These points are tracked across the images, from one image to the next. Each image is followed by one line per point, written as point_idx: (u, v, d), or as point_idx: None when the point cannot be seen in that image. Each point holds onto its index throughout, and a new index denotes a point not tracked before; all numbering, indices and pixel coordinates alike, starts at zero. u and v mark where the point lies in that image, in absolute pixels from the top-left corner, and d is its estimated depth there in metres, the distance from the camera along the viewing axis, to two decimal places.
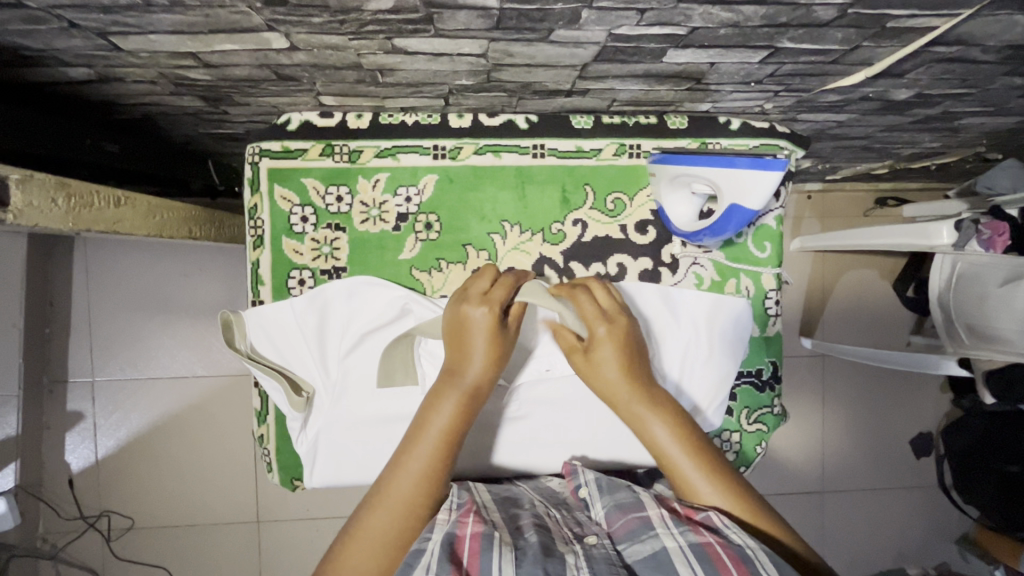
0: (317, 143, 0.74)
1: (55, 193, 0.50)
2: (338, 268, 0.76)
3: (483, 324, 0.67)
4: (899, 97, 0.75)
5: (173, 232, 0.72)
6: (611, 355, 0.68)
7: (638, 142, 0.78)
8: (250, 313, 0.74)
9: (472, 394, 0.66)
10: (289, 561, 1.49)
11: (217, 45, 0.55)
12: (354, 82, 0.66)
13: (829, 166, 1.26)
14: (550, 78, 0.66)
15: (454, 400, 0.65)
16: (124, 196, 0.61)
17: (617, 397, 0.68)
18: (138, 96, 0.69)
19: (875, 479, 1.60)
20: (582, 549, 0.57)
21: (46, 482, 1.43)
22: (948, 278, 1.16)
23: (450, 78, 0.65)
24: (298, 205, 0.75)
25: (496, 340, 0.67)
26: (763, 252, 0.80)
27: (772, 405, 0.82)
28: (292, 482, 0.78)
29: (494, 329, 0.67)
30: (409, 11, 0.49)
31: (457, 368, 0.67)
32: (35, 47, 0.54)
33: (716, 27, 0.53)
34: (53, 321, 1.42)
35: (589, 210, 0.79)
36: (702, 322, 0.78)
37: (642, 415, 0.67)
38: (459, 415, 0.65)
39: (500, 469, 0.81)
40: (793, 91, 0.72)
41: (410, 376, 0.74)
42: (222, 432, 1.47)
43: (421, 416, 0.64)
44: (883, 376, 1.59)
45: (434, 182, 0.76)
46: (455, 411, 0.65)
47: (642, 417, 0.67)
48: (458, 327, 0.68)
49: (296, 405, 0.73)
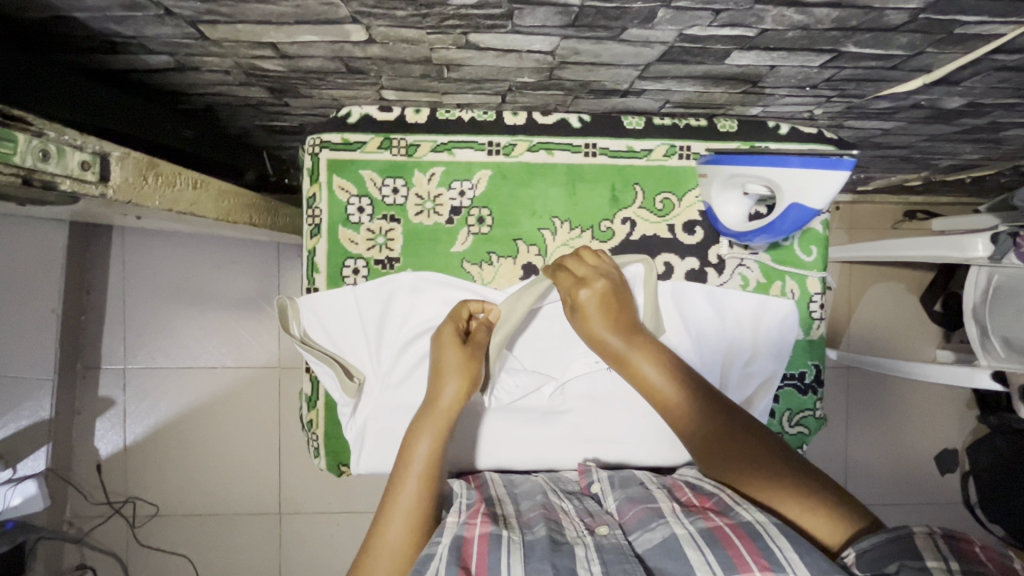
0: (376, 136, 0.76)
1: (147, 172, 0.52)
2: (391, 259, 0.78)
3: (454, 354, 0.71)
4: (950, 105, 0.76)
5: (236, 218, 0.74)
6: (598, 318, 0.72)
7: (688, 144, 0.79)
8: (305, 299, 0.76)
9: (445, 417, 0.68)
10: (309, 554, 1.49)
11: (298, 36, 0.57)
12: (419, 77, 0.68)
13: (864, 176, 1.27)
14: (610, 78, 0.67)
15: (433, 428, 0.67)
16: (200, 179, 0.63)
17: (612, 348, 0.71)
18: (207, 86, 0.71)
19: (897, 493, 1.58)
20: (592, 540, 0.58)
21: (75, 467, 1.45)
22: (984, 292, 1.17)
23: (513, 75, 0.67)
24: (355, 196, 0.77)
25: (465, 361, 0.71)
26: (809, 256, 0.81)
27: (814, 408, 0.82)
28: (338, 467, 0.79)
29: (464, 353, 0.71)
30: (493, 6, 0.51)
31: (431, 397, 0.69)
32: (125, 34, 0.57)
33: (786, 29, 0.54)
34: (88, 308, 1.45)
35: (638, 209, 0.80)
36: (764, 328, 0.79)
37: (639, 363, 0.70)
38: (439, 439, 0.66)
39: (538, 462, 0.82)
40: (845, 97, 0.73)
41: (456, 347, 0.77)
42: (248, 424, 1.48)
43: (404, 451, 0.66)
44: (909, 389, 1.58)
45: (488, 178, 0.78)
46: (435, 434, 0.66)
47: (638, 362, 0.70)
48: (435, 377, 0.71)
49: (348, 390, 0.75)
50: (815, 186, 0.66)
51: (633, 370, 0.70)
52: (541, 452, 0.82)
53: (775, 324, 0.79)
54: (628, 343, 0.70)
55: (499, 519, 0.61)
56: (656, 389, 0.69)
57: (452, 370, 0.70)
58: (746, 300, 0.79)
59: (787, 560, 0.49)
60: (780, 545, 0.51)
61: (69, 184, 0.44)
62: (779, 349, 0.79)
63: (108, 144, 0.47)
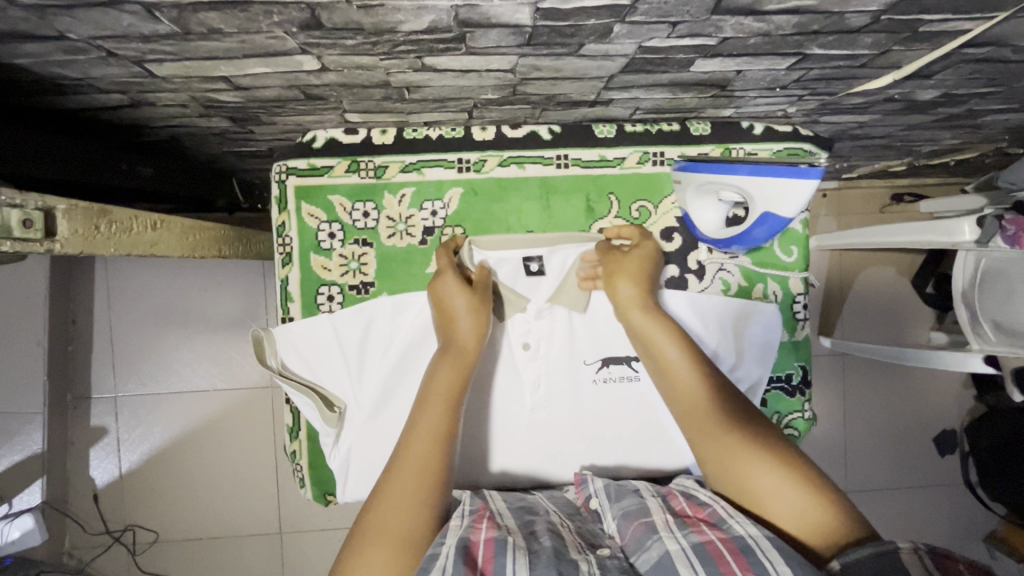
0: (343, 160, 0.75)
1: (98, 219, 0.50)
2: (366, 283, 0.76)
3: (450, 286, 0.71)
4: (924, 97, 0.75)
5: (205, 252, 0.72)
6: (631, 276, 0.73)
7: (661, 150, 0.77)
8: (279, 330, 0.74)
9: (464, 355, 0.69)
10: (313, 570, 1.49)
11: (250, 68, 0.56)
12: (381, 99, 0.66)
13: (847, 165, 1.26)
14: (575, 90, 0.66)
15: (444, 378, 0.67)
16: (160, 220, 0.61)
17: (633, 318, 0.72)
18: (167, 119, 0.70)
19: (898, 478, 1.58)
20: (596, 558, 0.56)
21: (72, 498, 1.45)
22: (973, 275, 1.16)
23: (477, 92, 0.65)
24: (325, 222, 0.76)
25: (471, 299, 0.71)
26: (789, 256, 0.79)
27: (803, 410, 0.81)
28: (324, 497, 0.78)
29: (463, 289, 0.71)
30: (443, 30, 0.49)
31: (447, 338, 0.70)
32: (71, 76, 0.55)
33: (747, 36, 0.53)
34: (75, 338, 1.43)
35: (614, 219, 0.79)
36: (749, 331, 0.78)
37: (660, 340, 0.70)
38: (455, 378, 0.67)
39: (527, 480, 0.81)
40: (817, 95, 0.72)
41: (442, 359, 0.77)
42: (243, 445, 1.47)
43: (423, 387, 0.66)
44: (904, 374, 1.58)
45: (459, 196, 0.77)
46: (450, 375, 0.67)
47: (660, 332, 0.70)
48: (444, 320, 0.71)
49: (328, 420, 0.73)
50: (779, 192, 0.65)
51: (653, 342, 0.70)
52: (529, 471, 0.80)
53: (760, 328, 0.78)
54: (647, 313, 0.71)
55: (502, 526, 0.60)
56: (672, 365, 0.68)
57: (462, 306, 0.70)
58: (731, 306, 0.78)
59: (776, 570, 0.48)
60: (770, 557, 0.49)
61: (12, 246, 0.42)
62: (761, 351, 0.78)
63: (53, 198, 0.45)
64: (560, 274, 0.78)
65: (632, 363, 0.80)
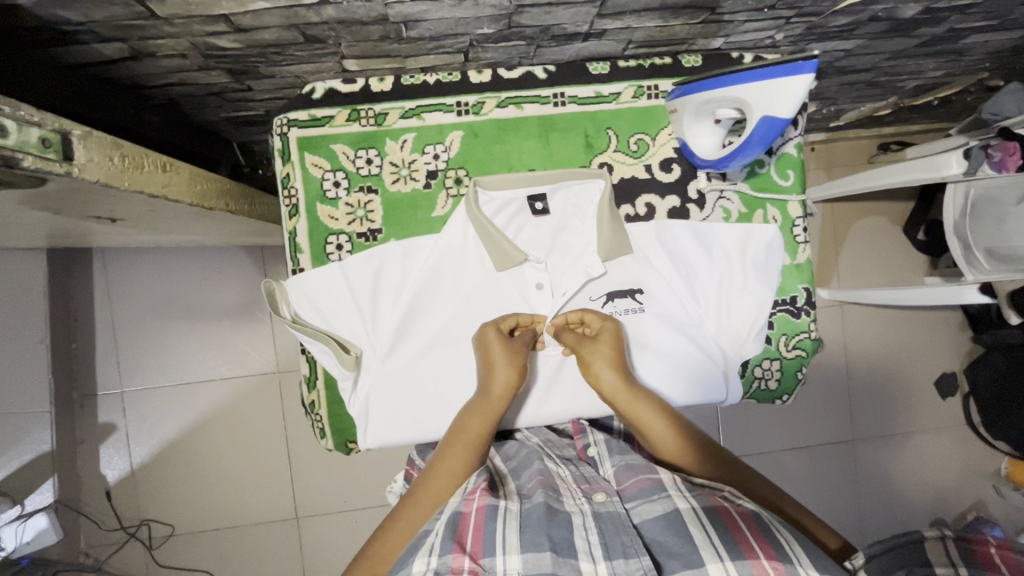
0: (343, 109, 0.76)
1: (111, 152, 0.53)
2: (373, 230, 0.78)
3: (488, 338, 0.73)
4: (908, 14, 0.76)
5: (212, 204, 0.75)
6: (602, 351, 0.72)
7: (655, 83, 0.79)
8: (292, 281, 0.75)
9: (493, 407, 0.69)
10: (332, 556, 1.43)
11: (250, 4, 0.56)
12: (379, 40, 0.67)
13: (834, 109, 1.28)
14: (569, 19, 0.66)
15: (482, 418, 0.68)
16: (169, 162, 0.64)
17: (609, 396, 0.71)
18: (168, 73, 0.71)
19: (923, 420, 1.54)
20: (590, 508, 0.59)
21: (85, 496, 1.39)
22: (964, 209, 1.19)
23: (473, 25, 0.66)
24: (329, 171, 0.77)
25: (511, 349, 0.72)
26: (786, 180, 0.82)
27: (810, 330, 0.83)
28: (346, 445, 0.80)
29: (502, 341, 0.73)
30: None
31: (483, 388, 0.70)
32: (74, 21, 0.56)
33: None
34: (77, 336, 1.39)
35: (613, 153, 0.80)
36: (762, 248, 0.79)
37: (636, 409, 0.70)
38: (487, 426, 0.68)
39: (543, 420, 0.80)
40: (804, 17, 0.73)
41: (455, 296, 0.78)
42: (253, 428, 1.43)
43: (457, 423, 0.69)
44: (919, 317, 1.54)
45: (460, 138, 0.78)
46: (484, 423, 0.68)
47: (635, 401, 0.70)
48: (486, 366, 0.71)
49: (347, 365, 0.74)
50: (758, 92, 0.64)
51: (627, 407, 0.70)
52: (546, 413, 0.80)
53: (768, 250, 0.80)
54: (629, 395, 0.70)
55: (497, 491, 0.62)
56: (650, 433, 0.69)
57: (503, 356, 0.71)
58: (736, 229, 0.80)
59: (794, 552, 0.51)
60: (788, 539, 0.53)
61: (32, 160, 0.44)
62: (769, 268, 0.80)
63: (68, 122, 0.48)
64: (562, 209, 0.79)
65: (637, 293, 0.80)
